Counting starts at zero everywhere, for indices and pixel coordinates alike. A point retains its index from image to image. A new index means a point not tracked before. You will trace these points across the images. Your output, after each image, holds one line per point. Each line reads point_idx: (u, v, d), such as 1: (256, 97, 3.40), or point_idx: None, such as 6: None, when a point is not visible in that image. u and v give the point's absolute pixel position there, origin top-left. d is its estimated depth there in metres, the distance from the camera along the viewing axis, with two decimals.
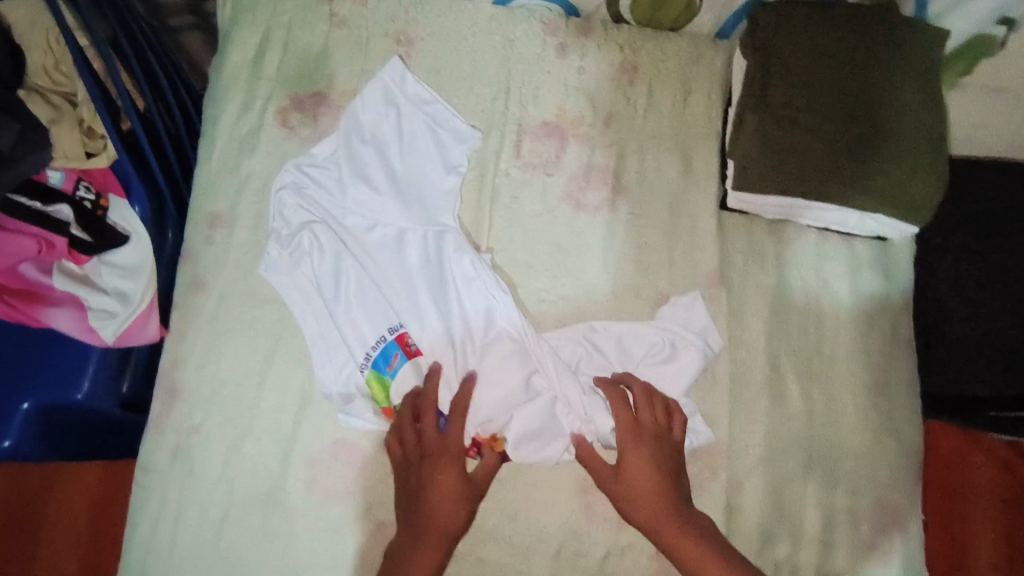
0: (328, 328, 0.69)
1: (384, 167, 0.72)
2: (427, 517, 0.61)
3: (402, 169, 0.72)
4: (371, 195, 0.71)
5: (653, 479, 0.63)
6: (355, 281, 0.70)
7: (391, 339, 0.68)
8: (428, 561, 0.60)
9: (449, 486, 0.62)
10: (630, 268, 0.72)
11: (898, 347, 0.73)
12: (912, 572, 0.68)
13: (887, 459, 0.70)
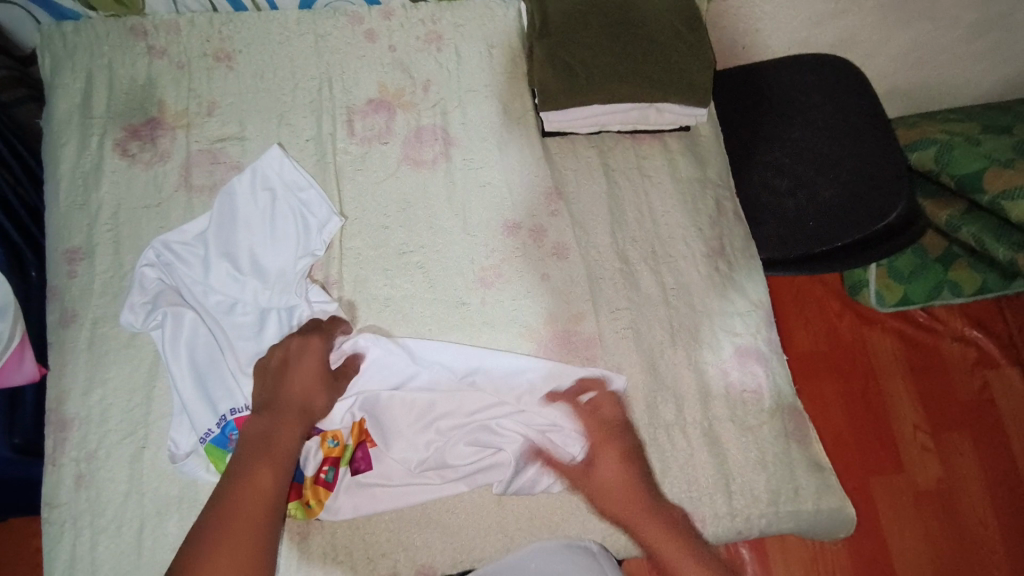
0: (196, 368, 0.69)
1: (247, 246, 0.74)
2: (291, 393, 0.64)
3: (263, 249, 0.75)
4: (229, 244, 0.74)
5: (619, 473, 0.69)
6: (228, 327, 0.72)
7: (231, 419, 0.67)
8: (291, 435, 0.61)
9: (311, 367, 0.66)
10: (474, 204, 0.80)
11: (725, 216, 0.83)
12: (782, 403, 0.75)
13: (739, 312, 0.79)
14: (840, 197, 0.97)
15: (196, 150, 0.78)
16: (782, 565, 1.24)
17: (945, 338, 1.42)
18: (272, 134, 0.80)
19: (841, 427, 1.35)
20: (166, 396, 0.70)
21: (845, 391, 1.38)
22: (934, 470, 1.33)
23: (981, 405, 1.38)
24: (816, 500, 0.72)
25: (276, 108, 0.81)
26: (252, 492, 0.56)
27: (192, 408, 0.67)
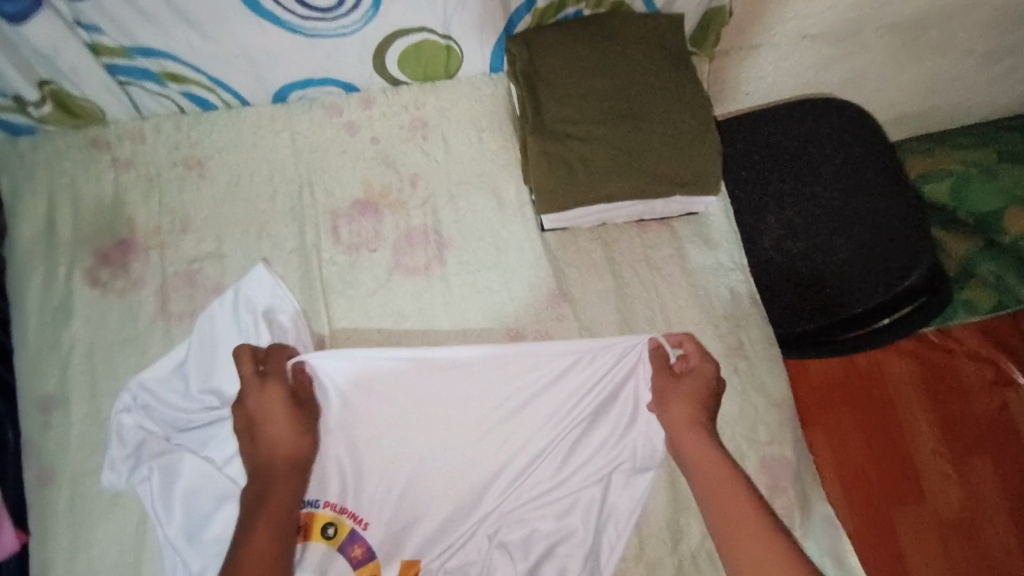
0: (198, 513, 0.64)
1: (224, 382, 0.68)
2: (272, 451, 0.60)
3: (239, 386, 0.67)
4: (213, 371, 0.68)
5: (694, 404, 0.65)
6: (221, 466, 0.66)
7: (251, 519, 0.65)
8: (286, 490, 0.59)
9: (279, 408, 0.62)
10: (473, 313, 0.74)
11: (740, 307, 0.78)
12: (811, 514, 0.71)
13: (761, 414, 0.74)
14: (859, 258, 0.92)
15: (171, 273, 0.73)
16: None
17: (961, 357, 1.38)
18: (252, 249, 0.75)
19: (860, 464, 1.31)
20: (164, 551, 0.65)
21: (863, 429, 1.34)
22: (957, 496, 1.30)
23: (1000, 424, 1.34)
24: None
25: (255, 218, 0.76)
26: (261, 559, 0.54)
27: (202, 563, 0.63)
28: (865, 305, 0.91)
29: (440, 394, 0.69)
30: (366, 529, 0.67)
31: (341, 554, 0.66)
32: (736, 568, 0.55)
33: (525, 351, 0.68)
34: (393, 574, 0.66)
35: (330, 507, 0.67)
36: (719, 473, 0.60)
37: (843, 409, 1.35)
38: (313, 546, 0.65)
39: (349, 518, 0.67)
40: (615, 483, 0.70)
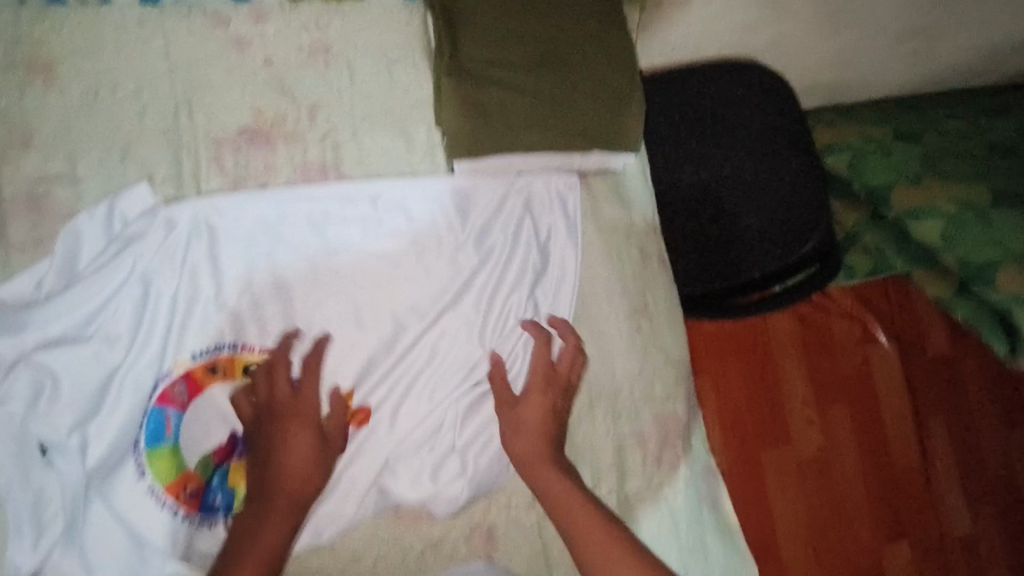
0: (84, 430, 0.61)
1: (107, 291, 0.62)
2: (291, 435, 0.63)
3: (129, 296, 0.63)
4: (83, 285, 0.61)
5: (538, 417, 0.68)
6: (103, 375, 0.62)
7: (152, 405, 0.62)
8: (299, 443, 0.63)
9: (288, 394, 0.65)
10: (374, 262, 0.70)
11: (650, 268, 0.78)
12: (694, 466, 0.76)
13: (658, 373, 0.76)
14: (765, 224, 0.95)
15: (10, 197, 0.62)
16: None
17: (835, 317, 1.49)
18: (115, 174, 0.65)
19: (734, 411, 1.42)
20: (43, 476, 0.61)
21: (746, 377, 1.44)
22: (816, 438, 1.44)
23: (860, 376, 1.48)
24: (724, 564, 0.74)
25: (117, 137, 0.65)
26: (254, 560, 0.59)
27: (96, 482, 0.61)
28: (763, 267, 0.95)
29: (340, 245, 0.69)
30: (290, 366, 0.67)
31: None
32: None
33: (418, 190, 0.71)
34: (327, 406, 0.67)
35: (248, 349, 0.66)
36: (586, 522, 0.65)
37: (729, 358, 1.44)
38: (234, 384, 0.65)
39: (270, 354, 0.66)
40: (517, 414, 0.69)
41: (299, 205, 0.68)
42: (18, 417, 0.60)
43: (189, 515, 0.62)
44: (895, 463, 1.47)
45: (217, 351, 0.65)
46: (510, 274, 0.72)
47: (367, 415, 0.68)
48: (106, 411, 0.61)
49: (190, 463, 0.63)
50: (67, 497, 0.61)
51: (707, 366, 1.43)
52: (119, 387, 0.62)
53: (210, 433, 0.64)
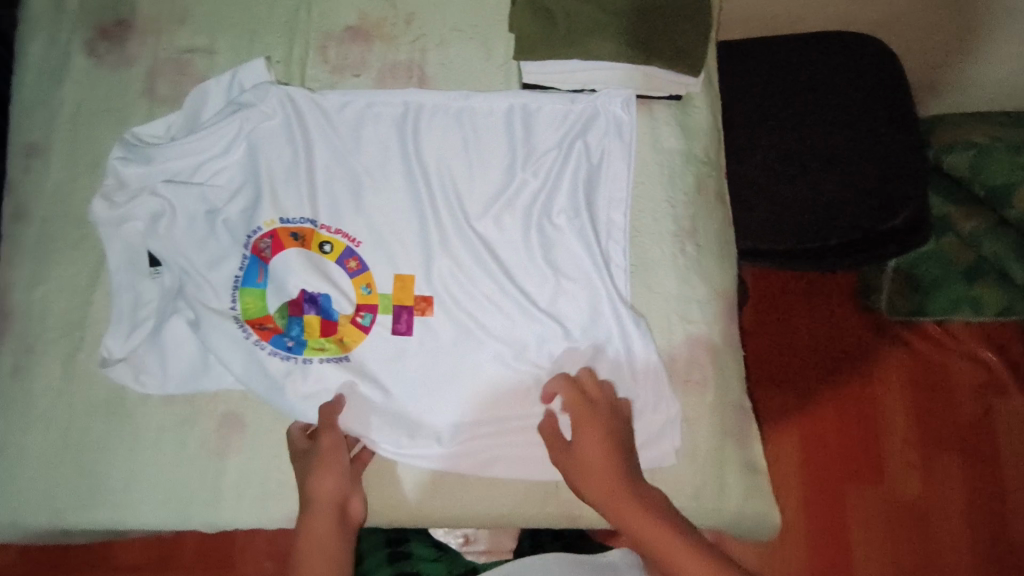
0: (183, 250, 0.71)
1: (219, 143, 0.73)
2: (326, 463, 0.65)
3: (238, 150, 0.74)
4: (202, 134, 0.73)
5: (602, 454, 0.65)
6: (206, 209, 0.72)
7: (249, 255, 0.72)
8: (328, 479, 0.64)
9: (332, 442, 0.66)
10: (436, 153, 0.76)
11: (702, 196, 0.77)
12: (728, 397, 0.72)
13: (699, 298, 0.74)
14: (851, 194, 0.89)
15: (162, 58, 0.76)
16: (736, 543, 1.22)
17: (956, 355, 1.29)
18: (243, 52, 0.77)
19: (818, 435, 1.27)
20: (147, 283, 0.71)
21: (835, 400, 1.28)
22: (916, 484, 1.24)
23: (982, 427, 1.26)
24: (742, 502, 0.70)
25: (250, 24, 0.78)
26: (324, 525, 0.63)
27: (186, 293, 0.70)
28: (841, 237, 0.89)
29: (411, 138, 0.75)
30: (359, 246, 0.73)
31: (337, 264, 0.73)
32: None
33: (490, 100, 0.76)
34: (389, 287, 0.72)
35: (325, 228, 0.73)
36: (667, 541, 0.61)
37: (818, 373, 1.28)
38: (306, 252, 0.72)
39: (344, 234, 0.73)
40: (555, 310, 0.72)
41: (387, 97, 0.76)
42: (138, 231, 0.71)
43: (263, 344, 0.70)
44: (1012, 536, 1.21)
45: (302, 223, 0.73)
46: (564, 187, 0.75)
47: (429, 306, 0.72)
48: (206, 240, 0.72)
49: (271, 307, 0.71)
50: (160, 302, 0.70)
51: (791, 376, 1.28)
52: (217, 221, 0.72)
53: (283, 286, 0.72)
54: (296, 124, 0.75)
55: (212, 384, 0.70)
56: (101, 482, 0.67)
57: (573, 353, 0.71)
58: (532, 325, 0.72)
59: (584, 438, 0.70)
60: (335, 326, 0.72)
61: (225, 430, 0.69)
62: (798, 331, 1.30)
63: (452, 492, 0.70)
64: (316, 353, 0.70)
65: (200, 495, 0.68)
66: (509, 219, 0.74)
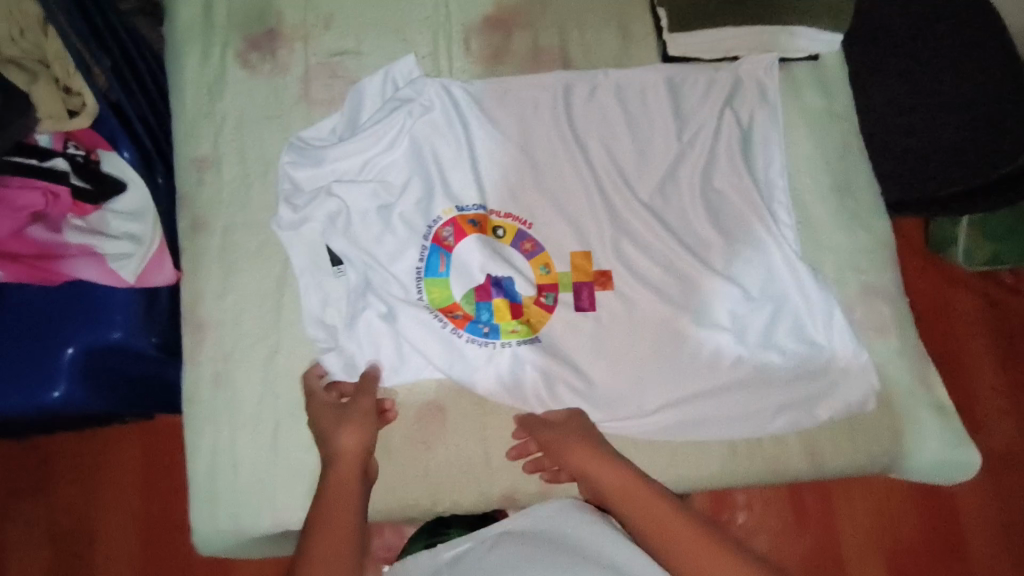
0: (367, 246, 0.73)
1: (384, 138, 0.74)
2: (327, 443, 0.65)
3: (403, 144, 0.75)
4: (369, 131, 0.74)
5: (576, 443, 0.66)
6: (381, 205, 0.74)
7: (430, 245, 0.73)
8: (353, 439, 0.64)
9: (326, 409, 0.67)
10: (592, 133, 0.78)
11: (854, 149, 0.79)
12: (908, 341, 0.74)
13: (866, 249, 0.76)
14: (971, 139, 0.81)
15: (314, 63, 0.77)
16: (851, 522, 1.07)
17: None
18: (391, 51, 0.78)
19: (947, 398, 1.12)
20: (333, 283, 0.72)
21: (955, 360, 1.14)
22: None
23: None
24: (938, 441, 0.71)
25: (395, 23, 0.79)
26: (343, 490, 0.60)
27: (375, 288, 0.72)
28: (967, 184, 0.82)
29: (566, 119, 0.77)
30: (530, 228, 0.75)
31: (512, 247, 0.75)
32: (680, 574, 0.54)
33: (637, 75, 0.78)
34: (566, 265, 0.75)
35: (495, 213, 0.75)
36: (638, 502, 0.59)
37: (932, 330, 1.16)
38: (485, 238, 0.74)
39: (515, 218, 0.75)
40: (725, 273, 0.74)
41: (538, 81, 0.78)
42: (319, 232, 0.73)
43: (459, 332, 0.72)
44: None
45: (475, 210, 0.75)
46: (722, 155, 0.77)
47: (609, 279, 0.74)
48: (385, 235, 0.73)
49: (457, 295, 0.73)
50: (350, 299, 0.71)
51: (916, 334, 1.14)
52: (394, 214, 0.74)
53: (466, 273, 0.73)
54: (456, 115, 0.76)
55: (405, 374, 0.72)
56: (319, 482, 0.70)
57: (752, 312, 0.73)
58: (706, 289, 0.74)
59: (772, 394, 0.72)
60: (521, 308, 0.73)
61: (428, 417, 0.72)
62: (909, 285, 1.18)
63: (660, 463, 0.72)
64: (512, 335, 0.72)
65: (417, 486, 0.71)
66: (674, 189, 0.77)
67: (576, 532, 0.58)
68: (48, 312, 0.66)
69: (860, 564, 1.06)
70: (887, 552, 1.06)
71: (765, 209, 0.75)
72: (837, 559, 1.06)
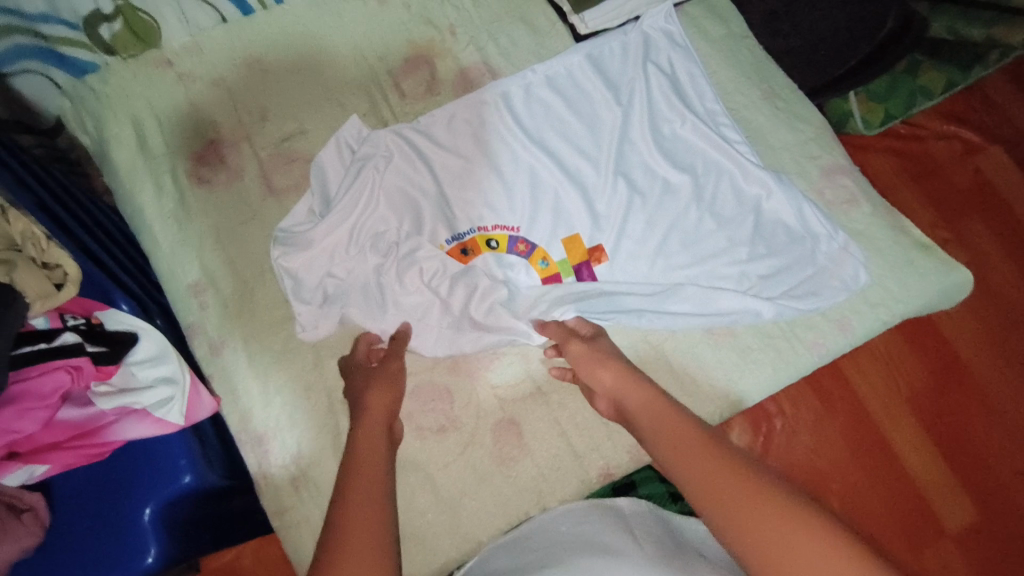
0: (388, 310, 0.75)
1: (361, 201, 0.76)
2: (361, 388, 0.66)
3: (380, 199, 0.77)
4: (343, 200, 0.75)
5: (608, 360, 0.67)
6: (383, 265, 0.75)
7: None
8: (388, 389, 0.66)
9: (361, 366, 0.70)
10: (541, 125, 0.82)
11: (763, 59, 0.87)
12: (876, 201, 0.82)
13: (809, 137, 0.84)
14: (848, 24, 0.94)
15: (266, 156, 0.79)
16: (866, 382, 1.05)
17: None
18: (333, 121, 0.81)
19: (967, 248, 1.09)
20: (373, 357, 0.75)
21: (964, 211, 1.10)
22: None
23: None
24: (940, 274, 0.79)
25: (328, 94, 0.82)
26: (369, 439, 0.60)
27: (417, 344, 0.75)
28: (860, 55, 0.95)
29: (513, 123, 0.81)
30: (519, 231, 0.79)
31: (510, 253, 0.79)
32: (679, 481, 0.55)
33: (559, 61, 0.83)
34: (562, 253, 0.79)
35: (484, 228, 0.78)
36: (656, 419, 0.60)
37: (927, 194, 1.11)
38: (484, 256, 0.78)
39: (502, 227, 0.79)
40: (704, 204, 0.80)
41: (475, 98, 0.81)
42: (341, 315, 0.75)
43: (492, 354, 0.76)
44: None
45: (464, 237, 0.78)
46: (659, 102, 0.83)
47: (602, 252, 0.79)
48: (399, 288, 0.75)
49: None
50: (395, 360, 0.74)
51: (918, 198, 1.11)
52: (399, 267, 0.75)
53: None
54: (414, 154, 0.79)
55: (464, 407, 0.74)
56: (429, 537, 0.71)
57: (742, 226, 0.79)
58: (695, 224, 0.80)
59: (788, 288, 0.78)
60: None
61: (502, 435, 0.74)
62: (891, 156, 1.12)
63: (721, 388, 0.77)
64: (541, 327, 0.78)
65: (519, 502, 0.72)
66: (631, 148, 0.82)
67: (564, 529, 0.64)
68: (109, 485, 0.65)
69: (889, 419, 1.04)
70: (908, 400, 1.05)
71: (715, 135, 0.81)
72: (867, 422, 1.04)
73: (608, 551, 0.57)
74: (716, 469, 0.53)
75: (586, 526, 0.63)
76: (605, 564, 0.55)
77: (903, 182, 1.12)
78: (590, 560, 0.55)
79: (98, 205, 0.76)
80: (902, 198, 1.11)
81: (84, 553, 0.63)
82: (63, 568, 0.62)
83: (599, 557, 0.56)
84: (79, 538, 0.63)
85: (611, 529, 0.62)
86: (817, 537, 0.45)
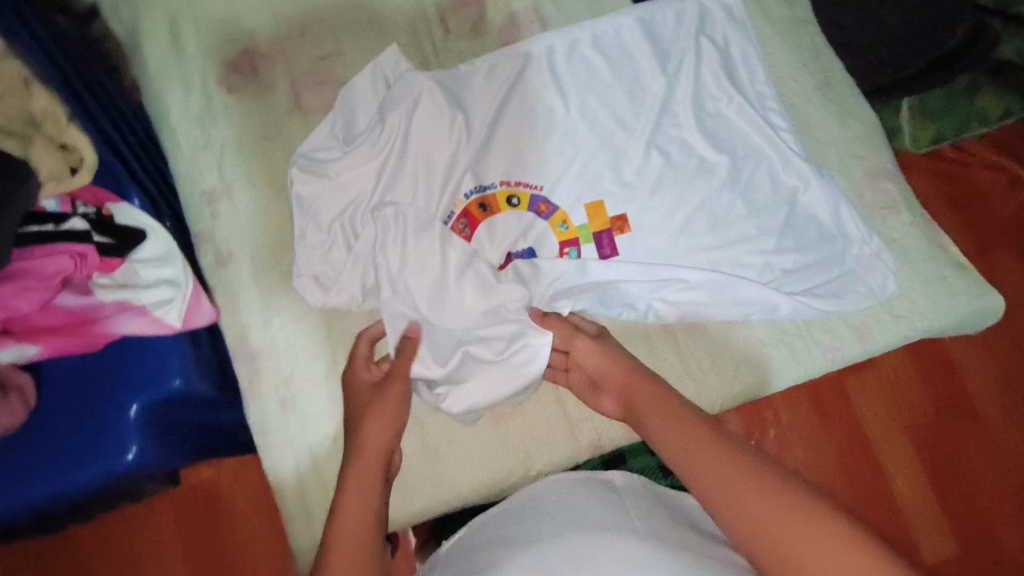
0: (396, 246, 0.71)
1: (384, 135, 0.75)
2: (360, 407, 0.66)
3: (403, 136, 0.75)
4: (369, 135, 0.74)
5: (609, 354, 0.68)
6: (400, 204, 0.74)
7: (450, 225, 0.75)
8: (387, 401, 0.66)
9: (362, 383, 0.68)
10: (584, 83, 0.79)
11: (824, 48, 0.83)
12: (917, 212, 0.79)
13: (858, 135, 0.81)
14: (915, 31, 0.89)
15: (299, 73, 0.77)
16: (870, 408, 1.03)
17: None
18: (371, 47, 0.78)
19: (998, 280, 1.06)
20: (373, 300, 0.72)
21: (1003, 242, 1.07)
22: None
23: None
24: (972, 296, 0.76)
25: (370, 19, 0.79)
26: (367, 465, 0.61)
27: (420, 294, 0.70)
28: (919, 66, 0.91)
29: (554, 79, 0.79)
30: (542, 190, 0.76)
31: (529, 212, 0.76)
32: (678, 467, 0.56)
33: (611, 20, 0.80)
34: (584, 218, 0.77)
35: (507, 183, 0.76)
36: (655, 407, 0.61)
37: (968, 221, 1.08)
38: (499, 215, 0.76)
39: (526, 185, 0.76)
40: (738, 189, 0.77)
41: (519, 48, 0.79)
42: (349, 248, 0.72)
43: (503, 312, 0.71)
44: None
45: (485, 192, 0.76)
46: (708, 77, 0.79)
47: (625, 223, 0.77)
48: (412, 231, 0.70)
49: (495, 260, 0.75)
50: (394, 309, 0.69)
51: (955, 223, 1.07)
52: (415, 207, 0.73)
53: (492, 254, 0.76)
54: (448, 96, 0.77)
55: None
56: (410, 478, 0.70)
57: (775, 217, 0.77)
58: (725, 208, 0.77)
59: (810, 287, 0.75)
60: None
61: None
62: (936, 177, 1.08)
63: (727, 377, 0.75)
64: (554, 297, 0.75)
65: (505, 458, 0.71)
66: (671, 121, 0.79)
67: (554, 495, 0.63)
68: (98, 378, 0.64)
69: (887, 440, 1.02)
70: (909, 426, 1.02)
71: (761, 120, 0.78)
72: (864, 443, 1.02)
73: (598, 524, 0.56)
74: (715, 457, 0.54)
75: (578, 498, 0.62)
76: (591, 537, 0.54)
77: (942, 204, 1.08)
78: (581, 534, 0.54)
79: (123, 97, 0.75)
80: (940, 221, 1.08)
81: (65, 439, 0.63)
82: (42, 450, 0.63)
83: (586, 530, 0.55)
84: (62, 423, 0.63)
85: (601, 501, 0.61)
86: (817, 523, 0.46)
